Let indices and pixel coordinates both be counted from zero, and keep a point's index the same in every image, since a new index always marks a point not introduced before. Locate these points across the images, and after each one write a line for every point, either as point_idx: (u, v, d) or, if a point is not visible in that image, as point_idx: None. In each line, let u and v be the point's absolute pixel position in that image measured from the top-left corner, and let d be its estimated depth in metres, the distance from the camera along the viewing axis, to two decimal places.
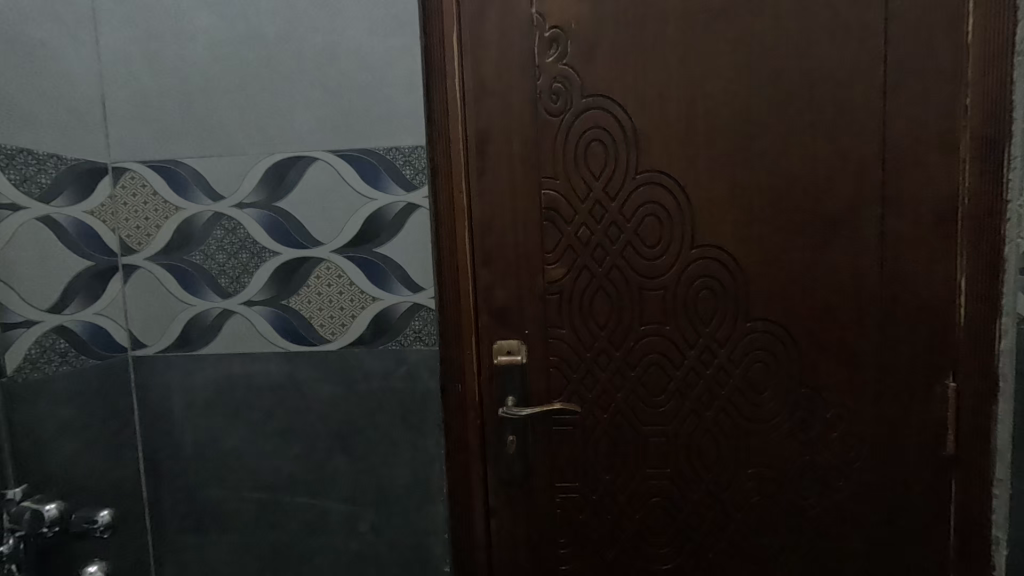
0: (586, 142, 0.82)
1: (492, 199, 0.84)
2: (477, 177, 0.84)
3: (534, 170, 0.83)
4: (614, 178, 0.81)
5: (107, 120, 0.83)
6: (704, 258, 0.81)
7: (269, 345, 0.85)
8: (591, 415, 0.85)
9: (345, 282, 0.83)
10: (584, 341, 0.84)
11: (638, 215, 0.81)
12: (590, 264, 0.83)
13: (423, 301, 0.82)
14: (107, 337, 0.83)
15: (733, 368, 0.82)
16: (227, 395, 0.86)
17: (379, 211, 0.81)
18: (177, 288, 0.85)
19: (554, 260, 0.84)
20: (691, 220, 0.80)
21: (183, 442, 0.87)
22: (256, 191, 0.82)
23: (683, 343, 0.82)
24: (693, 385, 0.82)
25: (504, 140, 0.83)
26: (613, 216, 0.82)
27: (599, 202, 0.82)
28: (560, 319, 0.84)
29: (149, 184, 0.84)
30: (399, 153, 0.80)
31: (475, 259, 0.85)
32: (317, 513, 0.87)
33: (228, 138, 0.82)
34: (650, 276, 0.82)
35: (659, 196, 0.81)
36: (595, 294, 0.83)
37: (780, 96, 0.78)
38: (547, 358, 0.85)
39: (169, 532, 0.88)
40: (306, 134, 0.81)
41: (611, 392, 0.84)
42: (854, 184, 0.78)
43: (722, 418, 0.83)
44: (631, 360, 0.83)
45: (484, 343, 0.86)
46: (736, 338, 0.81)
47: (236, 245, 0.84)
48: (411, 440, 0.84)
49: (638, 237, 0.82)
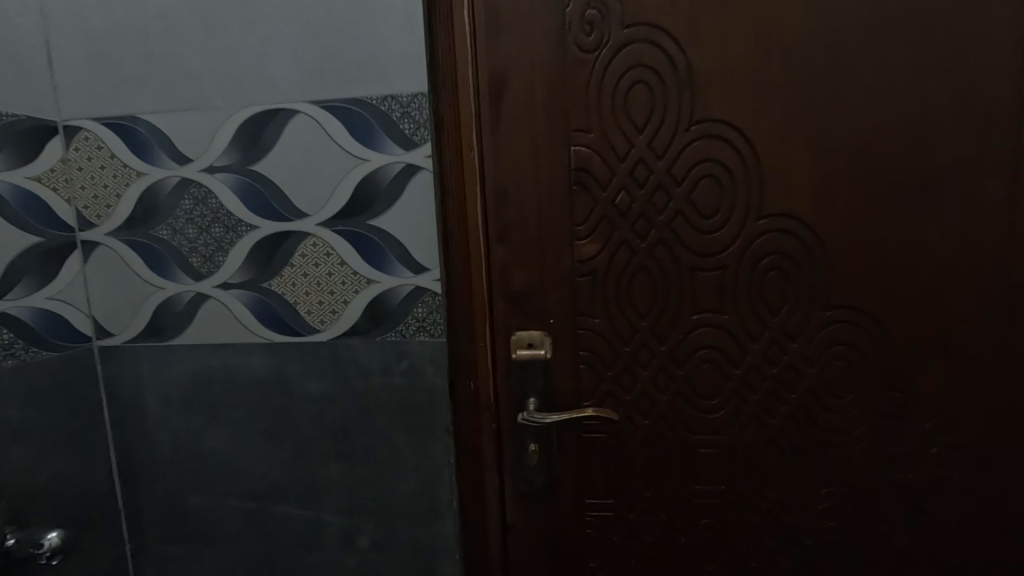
0: (625, 84, 0.65)
1: (510, 161, 0.69)
2: (490, 132, 0.69)
3: (562, 122, 0.67)
4: (661, 129, 0.65)
5: (53, 69, 0.70)
6: (774, 230, 0.65)
7: (249, 335, 0.73)
8: (629, 420, 0.71)
9: (334, 261, 0.70)
10: (621, 333, 0.70)
11: (691, 176, 0.65)
12: (630, 239, 0.68)
13: (426, 284, 0.68)
14: (66, 325, 0.72)
15: (807, 367, 0.66)
16: (205, 392, 0.75)
17: (372, 175, 0.67)
18: (143, 268, 0.73)
19: (585, 233, 0.69)
20: (759, 182, 0.64)
21: (158, 443, 0.76)
22: (228, 152, 0.69)
23: (745, 336, 0.67)
24: (756, 386, 0.67)
25: (524, 86, 0.67)
26: (657, 178, 0.66)
27: (642, 160, 0.66)
28: (591, 304, 0.70)
29: (106, 146, 0.71)
30: (395, 102, 0.66)
31: (489, 233, 0.71)
32: (312, 526, 0.76)
33: (192, 88, 0.68)
34: (704, 254, 0.66)
35: (719, 152, 0.64)
36: (635, 276, 0.68)
37: (883, 19, 0.60)
38: (577, 352, 0.71)
39: (149, 542, 0.79)
40: (284, 80, 0.67)
41: (653, 394, 0.70)
42: (977, 133, 0.61)
43: (791, 428, 0.68)
44: (678, 356, 0.69)
45: (499, 334, 0.73)
46: (813, 331, 0.66)
47: (207, 217, 0.71)
48: (416, 446, 0.72)
49: (690, 204, 0.66)
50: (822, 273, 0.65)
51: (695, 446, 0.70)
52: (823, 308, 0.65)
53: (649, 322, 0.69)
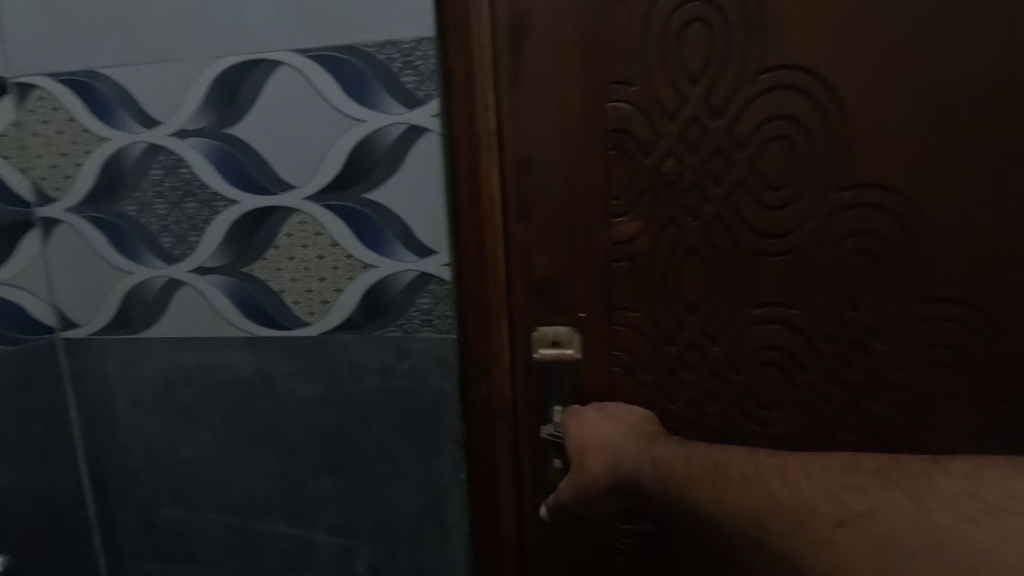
0: (676, 29, 0.55)
1: (535, 123, 0.58)
2: (509, 86, 0.58)
3: (599, 78, 0.57)
4: (720, 81, 0.55)
5: (3, 17, 0.60)
6: (859, 206, 0.55)
7: (229, 328, 0.63)
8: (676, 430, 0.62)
9: (325, 242, 0.59)
10: (666, 330, 0.61)
11: (755, 139, 0.56)
12: (677, 216, 0.59)
13: (433, 270, 0.58)
14: (22, 314, 0.63)
15: (897, 375, 0.56)
16: (181, 391, 0.65)
17: (368, 140, 0.56)
18: (108, 250, 0.64)
19: (626, 211, 0.59)
20: (839, 146, 0.54)
21: (131, 448, 0.67)
22: (200, 112, 0.59)
23: (821, 336, 0.57)
24: (830, 395, 0.58)
25: (548, 32, 0.57)
26: (714, 140, 0.57)
27: (696, 119, 0.57)
28: (630, 296, 0.61)
29: (63, 107, 0.61)
30: (395, 50, 0.55)
31: (508, 211, 0.60)
32: (302, 546, 0.66)
33: (158, 36, 0.58)
34: (771, 235, 0.57)
35: (792, 107, 0.54)
36: (684, 261, 0.59)
37: None
38: (612, 352, 0.62)
39: (123, 558, 0.70)
40: (262, 24, 0.56)
41: (703, 402, 0.61)
42: None
43: (873, 448, 0.57)
44: (733, 359, 0.59)
45: (518, 330, 0.62)
46: (906, 330, 0.55)
47: (179, 191, 0.61)
48: (419, 460, 0.62)
49: (754, 173, 0.56)
50: (921, 259, 0.54)
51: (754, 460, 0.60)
52: (918, 301, 0.55)
53: (700, 318, 0.60)
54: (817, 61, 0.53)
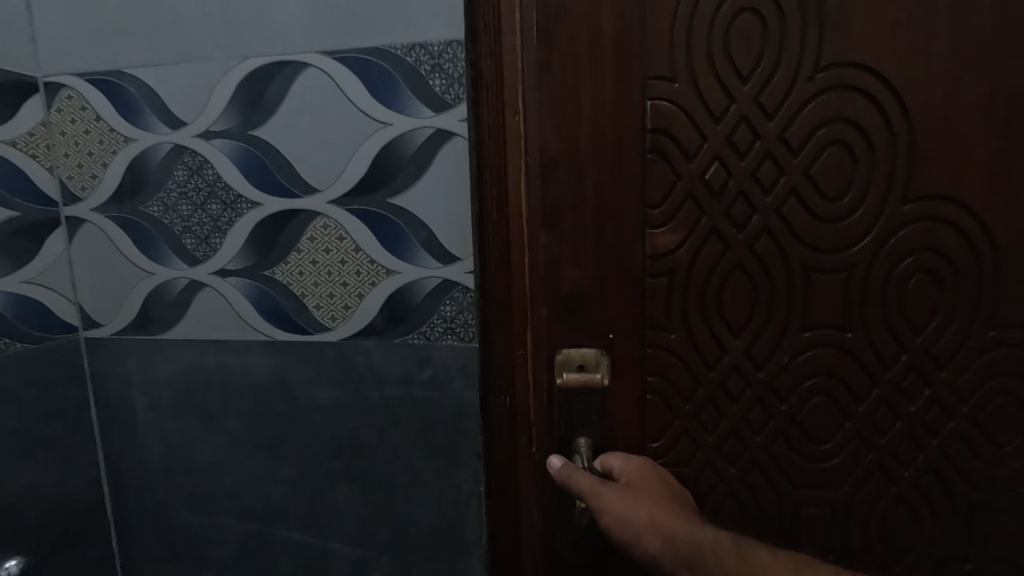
0: (723, 30, 0.54)
1: (571, 128, 0.56)
2: (531, 89, 0.56)
3: (639, 83, 0.56)
4: (774, 82, 0.54)
5: (33, 16, 0.60)
6: (920, 222, 0.55)
7: (249, 332, 0.62)
8: (715, 450, 0.60)
9: (348, 247, 0.58)
10: (708, 354, 0.59)
11: (811, 144, 0.55)
12: (721, 225, 0.57)
13: (456, 277, 0.56)
14: (46, 314, 0.63)
15: (956, 403, 0.57)
16: (200, 394, 0.64)
17: (394, 143, 0.55)
18: (131, 250, 0.63)
19: (671, 218, 0.58)
20: (895, 158, 0.54)
21: (149, 450, 0.67)
22: (225, 114, 0.58)
23: (877, 361, 0.57)
24: (877, 418, 0.58)
25: (579, 35, 0.55)
26: (765, 143, 0.55)
27: (745, 119, 0.55)
28: (667, 310, 0.59)
29: (91, 107, 0.61)
30: (424, 52, 0.54)
31: (534, 220, 0.58)
32: (317, 555, 0.65)
33: (185, 35, 0.58)
34: (824, 250, 0.56)
35: (854, 110, 0.54)
36: (729, 273, 0.58)
37: None
38: (643, 366, 0.60)
39: (138, 561, 0.70)
40: (289, 25, 0.55)
41: (747, 434, 0.60)
42: None
43: (927, 479, 0.58)
44: (780, 390, 0.59)
45: (539, 350, 0.60)
46: (969, 358, 0.56)
47: (203, 192, 0.60)
48: (439, 470, 0.61)
49: (808, 180, 0.55)
50: (982, 286, 0.55)
51: (793, 475, 0.60)
52: (968, 319, 0.55)
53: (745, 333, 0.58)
54: (882, 67, 0.52)
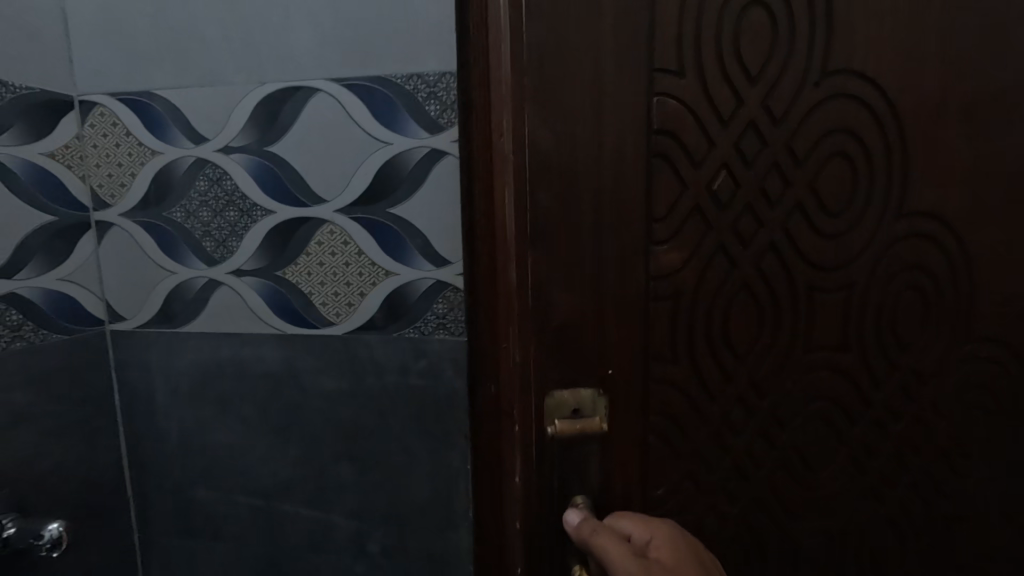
0: (728, 22, 0.47)
1: (562, 123, 0.47)
2: (510, 87, 0.47)
3: (634, 71, 0.47)
4: (783, 85, 0.48)
5: (71, 41, 0.67)
6: (920, 237, 0.50)
7: (262, 326, 0.69)
8: (722, 488, 0.54)
9: (352, 251, 0.66)
10: (716, 394, 0.53)
11: (820, 154, 0.49)
12: (728, 238, 0.50)
13: (448, 279, 0.64)
14: (77, 308, 0.69)
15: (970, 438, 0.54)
16: (216, 382, 0.72)
17: (393, 160, 0.63)
18: (156, 251, 0.70)
19: (670, 231, 0.50)
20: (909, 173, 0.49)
21: (168, 433, 0.74)
22: (243, 131, 0.65)
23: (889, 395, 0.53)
24: (877, 447, 0.54)
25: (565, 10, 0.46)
26: (773, 152, 0.49)
27: (753, 124, 0.49)
28: (667, 334, 0.52)
29: (121, 123, 0.68)
30: (420, 82, 0.61)
31: (517, 245, 0.49)
32: (321, 528, 0.73)
33: (209, 62, 0.65)
34: (830, 267, 0.51)
35: (859, 121, 0.49)
36: (738, 300, 0.51)
37: None
38: (641, 398, 0.52)
39: (156, 534, 0.76)
40: (302, 55, 0.63)
41: (761, 483, 0.54)
42: None
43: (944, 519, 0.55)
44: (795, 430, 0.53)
45: (529, 397, 0.51)
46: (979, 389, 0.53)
47: (222, 200, 0.68)
48: (431, 450, 0.68)
49: (819, 195, 0.50)
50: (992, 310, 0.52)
51: (794, 523, 0.55)
52: (959, 340, 0.52)
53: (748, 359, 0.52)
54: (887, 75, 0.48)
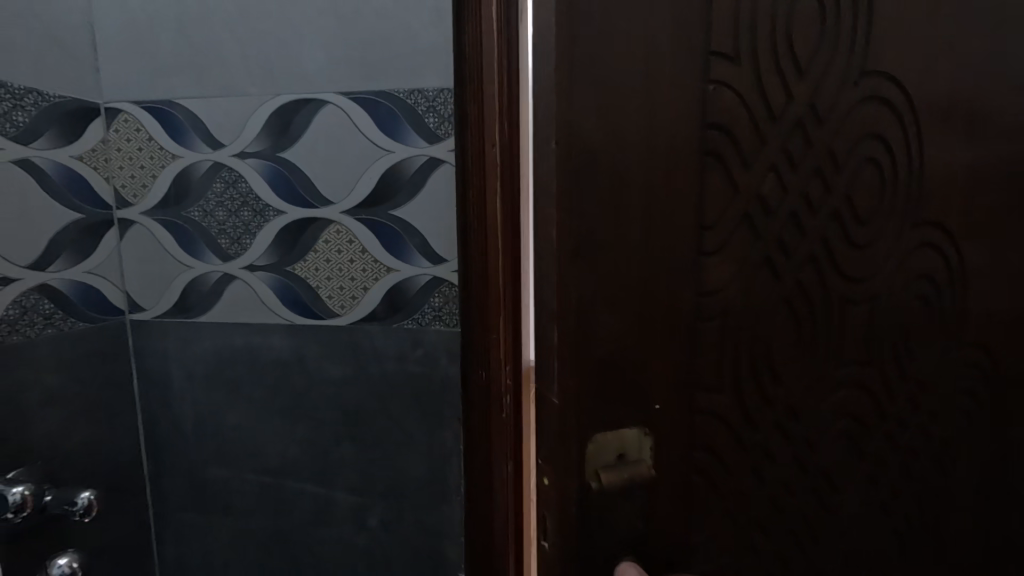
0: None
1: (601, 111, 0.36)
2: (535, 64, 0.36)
3: (684, 43, 0.37)
4: (829, 77, 0.41)
5: (98, 53, 0.73)
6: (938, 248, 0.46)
7: (273, 317, 0.76)
8: (750, 551, 0.45)
9: (356, 248, 0.72)
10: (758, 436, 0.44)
11: (860, 157, 0.42)
12: (772, 250, 0.41)
13: (444, 275, 0.71)
14: (101, 298, 0.75)
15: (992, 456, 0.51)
16: (228, 368, 0.78)
17: (396, 166, 0.69)
18: (174, 247, 0.76)
19: (723, 244, 0.40)
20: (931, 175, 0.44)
21: (182, 416, 0.80)
22: (258, 138, 0.72)
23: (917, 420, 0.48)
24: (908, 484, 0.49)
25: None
26: (820, 152, 0.41)
27: (800, 125, 0.40)
28: (716, 371, 0.42)
29: (144, 128, 0.74)
30: (420, 97, 0.68)
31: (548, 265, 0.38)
32: (323, 504, 0.79)
33: (227, 75, 0.71)
34: (855, 281, 0.44)
35: (892, 119, 0.42)
36: (780, 327, 0.43)
37: None
38: (687, 448, 0.42)
39: (170, 510, 0.83)
40: (314, 70, 0.69)
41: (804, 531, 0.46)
42: None
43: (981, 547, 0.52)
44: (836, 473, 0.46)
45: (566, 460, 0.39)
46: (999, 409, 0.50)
47: (237, 201, 0.74)
48: (427, 431, 0.75)
49: (856, 204, 0.43)
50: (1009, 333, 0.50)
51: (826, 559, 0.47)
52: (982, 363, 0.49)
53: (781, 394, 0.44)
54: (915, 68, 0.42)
